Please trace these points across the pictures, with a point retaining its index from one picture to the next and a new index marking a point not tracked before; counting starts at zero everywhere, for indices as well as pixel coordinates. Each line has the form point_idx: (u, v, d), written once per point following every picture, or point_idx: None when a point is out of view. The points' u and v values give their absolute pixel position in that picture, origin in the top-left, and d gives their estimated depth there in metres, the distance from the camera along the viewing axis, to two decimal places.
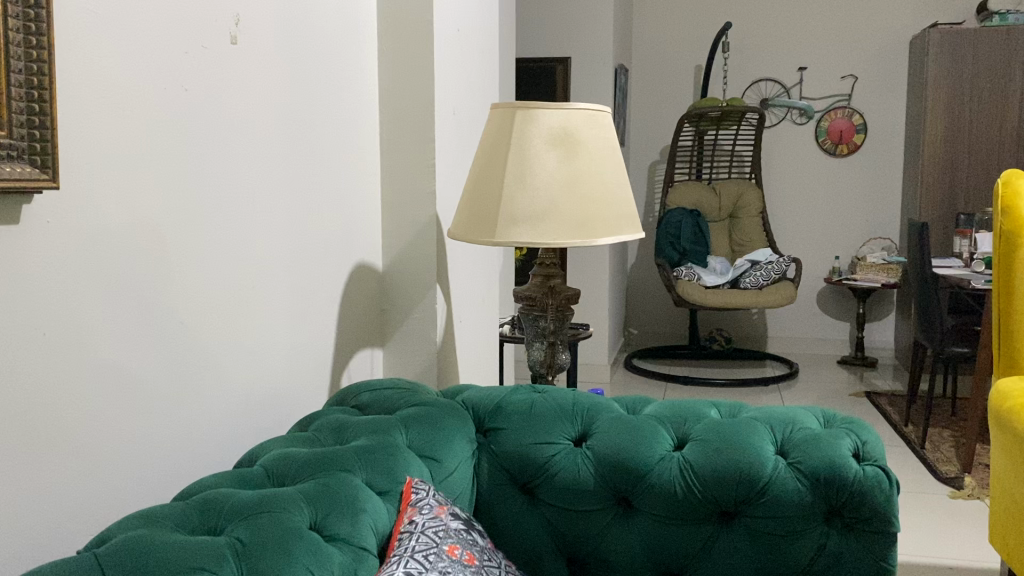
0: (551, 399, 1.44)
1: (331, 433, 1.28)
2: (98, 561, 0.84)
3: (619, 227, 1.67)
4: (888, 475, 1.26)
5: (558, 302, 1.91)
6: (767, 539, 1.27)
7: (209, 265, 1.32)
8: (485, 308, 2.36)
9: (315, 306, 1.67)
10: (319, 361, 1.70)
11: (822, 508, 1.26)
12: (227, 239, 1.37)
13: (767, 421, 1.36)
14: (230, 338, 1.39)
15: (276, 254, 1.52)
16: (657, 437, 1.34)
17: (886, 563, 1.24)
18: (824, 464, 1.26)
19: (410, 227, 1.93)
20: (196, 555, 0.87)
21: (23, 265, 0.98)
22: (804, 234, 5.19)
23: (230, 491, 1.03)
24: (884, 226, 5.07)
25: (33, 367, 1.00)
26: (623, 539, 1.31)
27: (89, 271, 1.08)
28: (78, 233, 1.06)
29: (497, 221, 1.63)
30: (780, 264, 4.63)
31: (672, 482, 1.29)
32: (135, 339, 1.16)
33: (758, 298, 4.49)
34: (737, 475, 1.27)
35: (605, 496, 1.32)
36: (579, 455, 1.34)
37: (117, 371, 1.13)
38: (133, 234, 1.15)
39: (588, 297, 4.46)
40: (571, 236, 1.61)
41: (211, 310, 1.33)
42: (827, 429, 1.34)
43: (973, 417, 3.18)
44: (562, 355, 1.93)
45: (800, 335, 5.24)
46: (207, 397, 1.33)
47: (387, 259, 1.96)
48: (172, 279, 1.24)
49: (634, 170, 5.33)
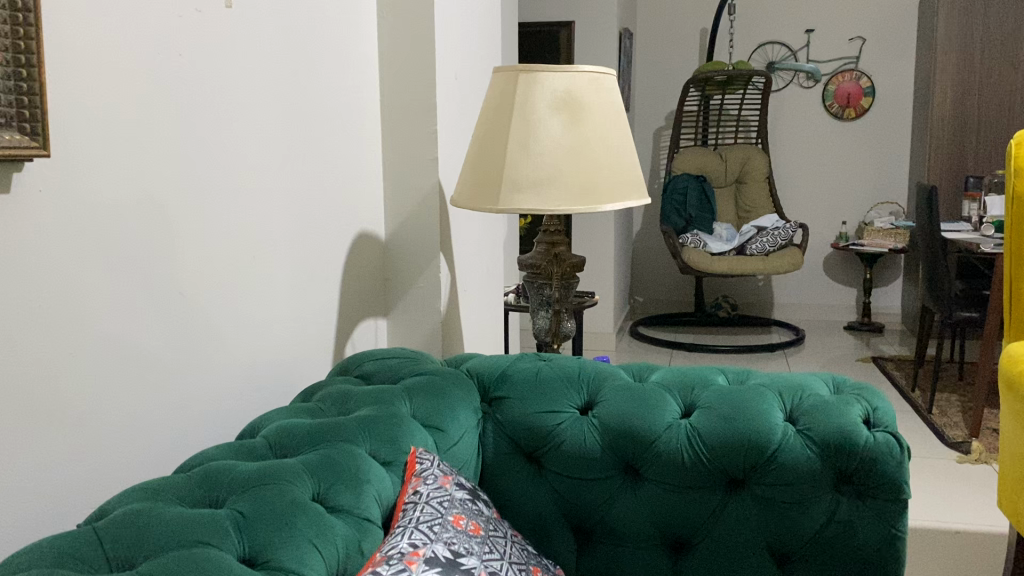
0: (557, 367, 1.42)
1: (334, 403, 1.26)
2: (97, 535, 0.83)
3: (625, 193, 1.64)
4: (899, 441, 1.24)
5: (563, 270, 1.88)
6: (776, 507, 1.26)
7: (208, 235, 1.30)
8: (490, 277, 2.34)
9: (317, 276, 1.65)
10: (322, 332, 1.69)
11: (832, 475, 1.25)
12: (225, 208, 1.34)
13: (776, 387, 1.35)
14: (231, 309, 1.37)
15: (276, 224, 1.50)
16: (664, 405, 1.32)
17: (897, 530, 1.23)
18: (834, 430, 1.24)
19: (413, 194, 1.90)
20: (196, 528, 0.86)
21: (15, 235, 0.96)
22: (811, 199, 5.14)
23: (231, 463, 1.02)
24: (892, 191, 5.02)
25: (28, 339, 0.98)
26: (630, 508, 1.30)
27: (85, 242, 1.06)
28: (71, 202, 1.04)
29: (500, 188, 1.60)
30: (786, 229, 4.59)
31: (680, 450, 1.27)
32: (134, 311, 1.14)
33: (764, 264, 4.46)
34: (745, 441, 1.25)
35: (612, 465, 1.31)
36: (585, 423, 1.33)
37: (116, 344, 1.11)
38: (128, 203, 1.13)
39: (592, 265, 4.44)
40: (578, 202, 1.58)
41: (211, 281, 1.31)
42: (837, 395, 1.32)
43: (980, 382, 3.16)
44: (567, 324, 1.91)
45: (806, 301, 5.21)
46: (209, 368, 1.32)
47: (390, 228, 1.94)
48: (170, 249, 1.21)
49: (640, 136, 5.27)
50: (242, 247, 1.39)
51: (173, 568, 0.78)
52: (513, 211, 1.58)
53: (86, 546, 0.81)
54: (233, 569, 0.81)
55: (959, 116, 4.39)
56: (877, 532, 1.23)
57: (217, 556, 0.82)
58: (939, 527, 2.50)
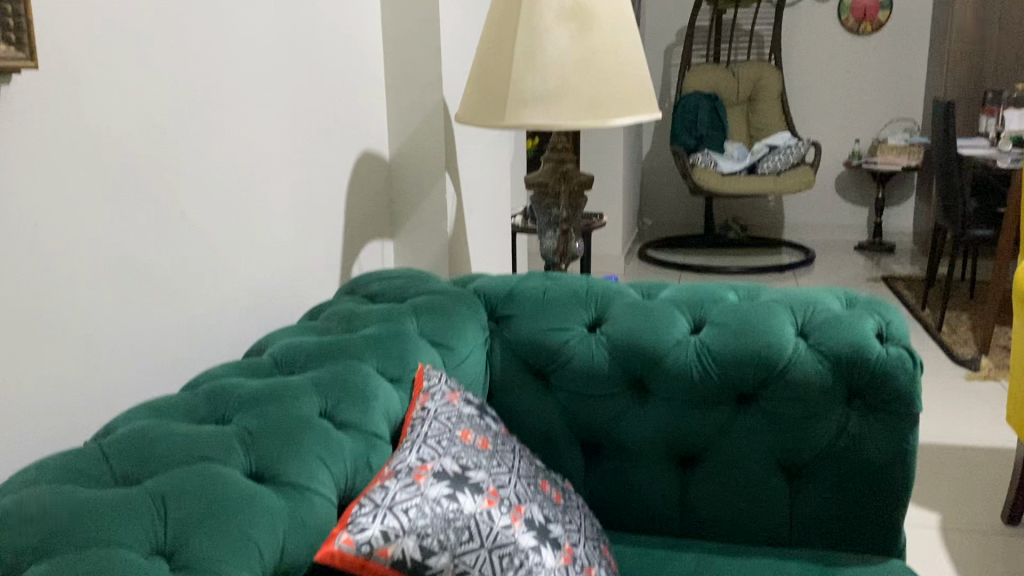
0: (564, 284, 1.40)
1: (340, 322, 1.25)
2: (104, 454, 0.82)
3: (635, 107, 1.59)
4: (912, 355, 1.23)
5: (570, 189, 1.85)
6: (786, 421, 1.25)
7: (208, 153, 1.27)
8: (496, 197, 2.30)
9: (321, 195, 1.62)
10: (327, 252, 1.66)
11: (844, 389, 1.24)
12: (224, 123, 1.30)
13: (788, 302, 1.33)
14: (234, 228, 1.34)
15: (277, 140, 1.46)
16: (674, 321, 1.30)
17: (908, 444, 1.22)
18: (846, 345, 1.23)
19: (417, 111, 1.85)
20: (203, 445, 0.85)
21: (7, 149, 0.93)
22: (825, 117, 5.03)
23: (237, 381, 1.01)
24: (907, 107, 4.91)
25: (28, 260, 0.96)
26: (639, 424, 1.30)
27: (79, 157, 1.02)
28: (62, 115, 1.00)
29: (506, 103, 1.54)
30: (798, 148, 4.51)
31: (689, 366, 1.26)
32: (133, 229, 1.12)
33: (776, 184, 4.39)
34: (756, 356, 1.24)
35: (620, 381, 1.30)
36: (594, 340, 1.32)
37: (116, 263, 1.09)
38: (122, 117, 1.09)
39: (601, 186, 4.38)
40: (584, 117, 1.54)
41: (212, 199, 1.28)
42: (850, 309, 1.30)
43: (992, 301, 3.13)
44: (575, 244, 1.88)
45: (818, 222, 5.16)
46: (213, 288, 1.30)
47: (395, 146, 1.89)
48: (168, 164, 1.18)
49: (650, 53, 5.14)
50: (243, 166, 1.36)
51: (179, 484, 0.77)
52: (519, 126, 1.53)
53: (92, 463, 0.80)
54: (240, 485, 0.80)
55: (980, 27, 4.26)
56: (887, 445, 1.22)
57: (223, 471, 0.81)
58: (947, 444, 2.51)
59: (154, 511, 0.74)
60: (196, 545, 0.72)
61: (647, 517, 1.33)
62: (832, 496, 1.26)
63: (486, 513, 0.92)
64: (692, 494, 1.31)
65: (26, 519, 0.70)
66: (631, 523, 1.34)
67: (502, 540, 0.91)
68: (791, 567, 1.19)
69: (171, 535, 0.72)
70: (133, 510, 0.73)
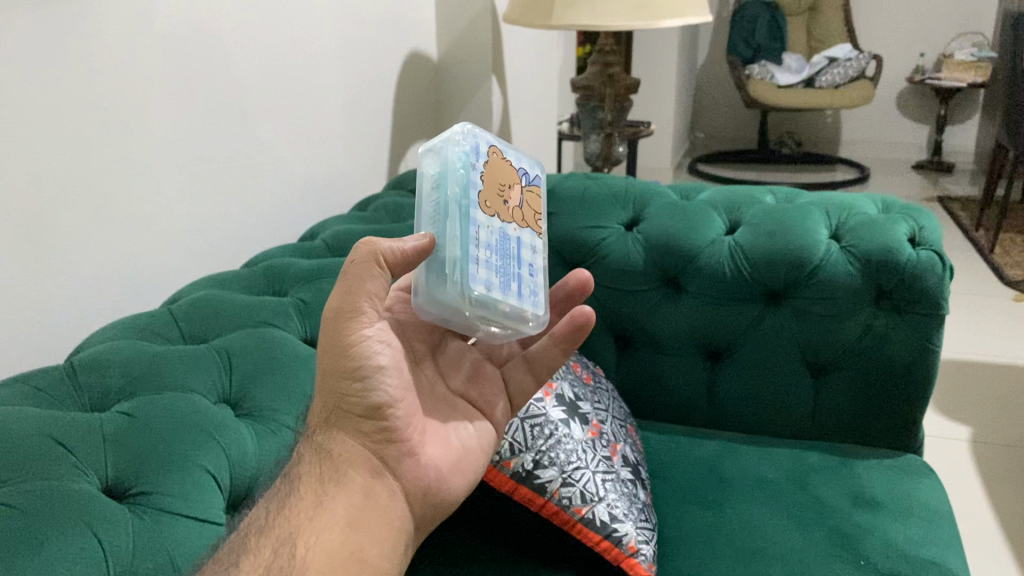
0: (604, 184, 1.43)
1: (388, 212, 1.33)
2: (172, 315, 0.91)
3: (685, 10, 1.72)
4: (943, 259, 1.23)
5: (616, 91, 2.07)
6: (813, 318, 1.27)
7: (256, 29, 1.29)
8: (531, 104, 2.31)
9: (371, 89, 1.68)
10: (372, 148, 1.72)
11: (871, 291, 1.24)
12: (282, 14, 1.35)
13: (823, 206, 1.34)
14: (284, 119, 1.39)
15: (331, 34, 1.51)
16: (709, 223, 1.32)
17: (932, 346, 1.23)
18: (878, 247, 1.23)
19: (466, 12, 1.93)
20: (261, 311, 0.93)
21: (90, 45, 0.98)
22: (890, 19, 4.70)
23: (291, 260, 1.09)
24: (977, 19, 4.54)
25: (113, 132, 1.02)
26: (669, 318, 1.33)
27: (150, 59, 1.08)
28: (132, 20, 1.04)
29: (554, 3, 1.69)
30: (861, 60, 4.23)
31: (721, 264, 1.28)
32: (193, 117, 1.16)
33: (833, 98, 4.13)
34: (787, 254, 1.26)
35: (654, 277, 1.33)
36: (630, 238, 1.34)
37: (177, 150, 1.14)
38: (186, 9, 1.14)
39: (645, 92, 4.22)
40: (636, 16, 1.67)
41: (267, 87, 1.34)
42: (885, 215, 1.30)
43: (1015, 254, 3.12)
44: (618, 148, 2.13)
45: (873, 140, 4.90)
46: (264, 176, 1.35)
47: (444, 47, 1.98)
48: (223, 50, 1.22)
49: None
50: (293, 32, 1.39)
51: (245, 345, 0.86)
52: (565, 26, 1.68)
53: (164, 324, 0.89)
54: (296, 349, 0.89)
55: None
56: (912, 346, 1.23)
57: (281, 335, 0.90)
58: (1002, 363, 2.38)
59: (220, 366, 0.83)
60: (259, 394, 0.82)
61: (674, 407, 1.39)
62: (856, 393, 1.29)
63: None
64: (718, 387, 1.35)
65: (109, 365, 0.78)
66: (655, 412, 1.41)
67: (533, 412, 1.02)
68: (811, 457, 1.26)
69: (236, 383, 0.82)
70: (202, 362, 0.82)
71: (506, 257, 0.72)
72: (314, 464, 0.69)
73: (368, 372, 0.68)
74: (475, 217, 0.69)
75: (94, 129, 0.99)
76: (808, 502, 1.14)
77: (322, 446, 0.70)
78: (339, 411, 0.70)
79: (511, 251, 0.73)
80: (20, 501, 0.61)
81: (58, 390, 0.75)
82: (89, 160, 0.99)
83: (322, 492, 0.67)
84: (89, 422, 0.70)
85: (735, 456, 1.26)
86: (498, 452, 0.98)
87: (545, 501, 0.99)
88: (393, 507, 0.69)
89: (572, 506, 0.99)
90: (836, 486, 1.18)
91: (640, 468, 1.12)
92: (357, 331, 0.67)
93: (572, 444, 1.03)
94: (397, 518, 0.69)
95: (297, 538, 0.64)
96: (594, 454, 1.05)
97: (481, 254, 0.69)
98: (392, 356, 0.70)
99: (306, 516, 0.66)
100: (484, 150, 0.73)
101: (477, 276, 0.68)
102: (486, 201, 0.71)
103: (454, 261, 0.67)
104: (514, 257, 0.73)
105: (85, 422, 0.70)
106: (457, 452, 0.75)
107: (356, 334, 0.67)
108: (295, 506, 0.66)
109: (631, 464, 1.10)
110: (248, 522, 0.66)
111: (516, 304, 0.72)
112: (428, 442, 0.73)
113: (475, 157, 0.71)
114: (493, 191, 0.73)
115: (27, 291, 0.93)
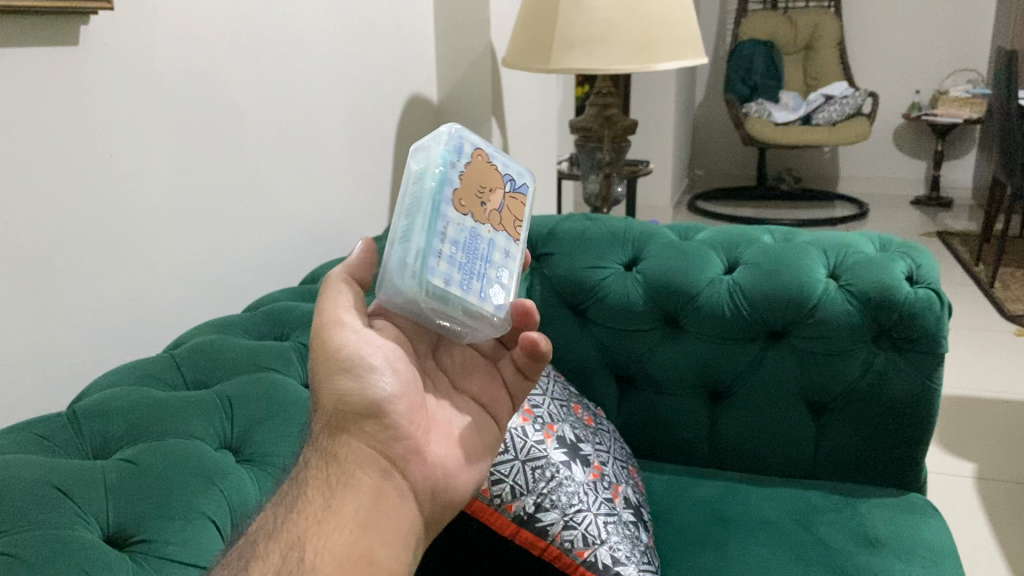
0: (603, 224, 1.44)
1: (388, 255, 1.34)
2: (174, 360, 0.91)
3: (681, 53, 1.75)
4: (941, 297, 1.23)
5: (614, 132, 2.10)
6: (814, 357, 1.27)
7: (258, 76, 1.32)
8: (531, 145, 2.34)
9: (372, 133, 1.70)
10: (374, 191, 1.74)
11: (870, 329, 1.25)
12: (284, 63, 1.38)
13: (820, 245, 1.35)
14: (286, 164, 1.41)
15: (332, 82, 1.54)
16: (708, 262, 1.33)
17: (933, 384, 1.23)
18: (876, 286, 1.24)
19: (465, 57, 1.96)
20: (263, 356, 0.94)
21: (95, 96, 1.00)
22: (885, 57, 4.75)
23: (292, 304, 1.09)
24: (970, 56, 4.60)
25: (117, 179, 1.04)
26: (670, 358, 1.33)
27: (154, 108, 1.10)
28: (137, 71, 1.07)
29: (552, 48, 1.72)
30: (856, 98, 4.28)
31: (721, 303, 1.29)
32: (195, 164, 1.18)
33: (830, 135, 4.17)
34: (786, 293, 1.26)
35: (654, 317, 1.33)
36: (629, 278, 1.35)
37: (181, 196, 1.16)
38: (190, 60, 1.16)
39: (644, 131, 4.26)
40: (634, 60, 1.70)
41: (269, 133, 1.36)
42: (882, 253, 1.31)
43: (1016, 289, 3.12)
44: (617, 188, 2.15)
45: (871, 176, 4.93)
46: (266, 219, 1.37)
47: (444, 91, 2.01)
48: (226, 98, 1.24)
49: None
50: (295, 78, 1.41)
51: (246, 390, 0.86)
52: (563, 70, 1.71)
53: (166, 369, 0.89)
54: (297, 393, 0.89)
55: None
56: (912, 384, 1.24)
57: (282, 380, 0.90)
58: (1004, 399, 2.37)
59: (222, 412, 0.83)
60: (260, 439, 0.82)
61: (676, 447, 1.39)
62: (858, 431, 1.29)
63: (520, 428, 1.03)
64: (720, 426, 1.35)
65: (110, 411, 0.78)
66: (656, 452, 1.41)
67: (535, 454, 1.02)
68: (813, 496, 1.26)
69: (237, 428, 0.83)
70: (204, 408, 0.82)
71: (473, 255, 0.71)
72: (321, 466, 0.67)
73: (360, 373, 0.68)
74: (445, 213, 0.69)
75: (98, 176, 1.01)
76: (811, 543, 1.14)
77: (327, 449, 0.68)
78: (342, 411, 0.68)
79: (479, 250, 0.72)
80: (22, 550, 0.61)
81: (61, 437, 0.75)
82: (93, 206, 1.01)
83: (330, 494, 0.66)
84: (91, 469, 0.70)
85: (737, 497, 1.26)
86: (500, 496, 0.98)
87: (547, 544, 0.99)
88: (401, 508, 0.68)
89: (574, 549, 0.99)
90: (840, 527, 1.17)
91: (642, 509, 1.12)
92: (339, 338, 0.69)
93: (574, 486, 1.03)
94: (406, 519, 0.68)
95: (307, 542, 0.62)
96: (596, 496, 1.05)
97: (444, 248, 0.68)
98: (384, 357, 0.70)
99: (315, 518, 0.64)
100: (470, 150, 0.73)
101: (436, 269, 0.67)
102: (461, 200, 0.71)
103: (417, 252, 0.67)
104: (482, 258, 0.72)
105: (87, 469, 0.70)
106: (460, 448, 0.75)
107: (338, 341, 0.68)
108: (305, 508, 0.64)
109: (633, 506, 1.10)
110: (257, 530, 0.64)
111: (476, 304, 0.70)
112: (431, 440, 0.72)
113: (456, 157, 0.72)
114: (470, 191, 0.73)
115: (30, 337, 0.93)
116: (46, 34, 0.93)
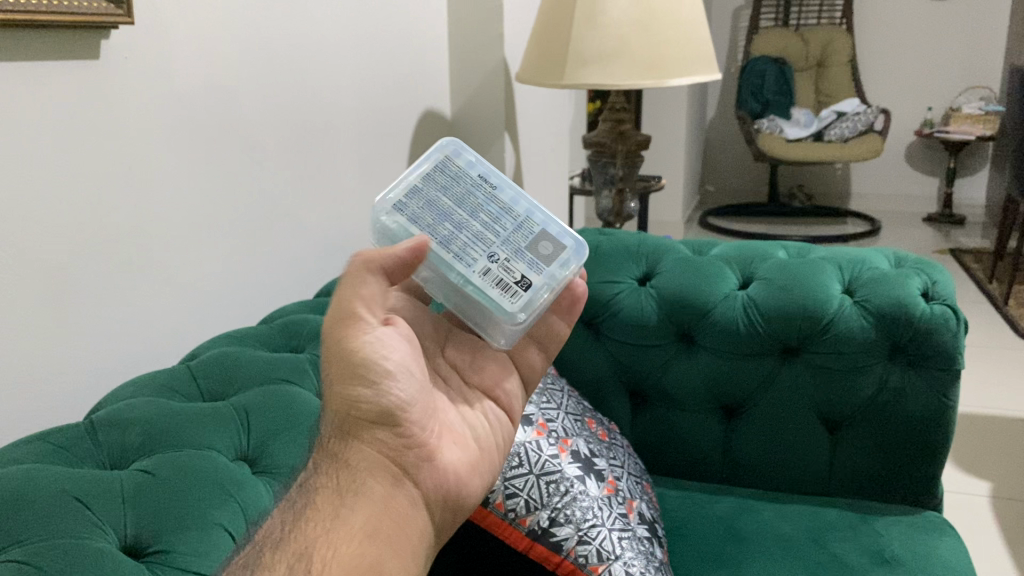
0: (616, 239, 1.44)
1: None
2: (191, 371, 0.92)
3: (695, 68, 1.75)
4: (957, 313, 1.23)
5: (627, 148, 2.10)
6: (828, 373, 1.27)
7: (273, 91, 1.33)
8: (543, 160, 2.35)
9: (386, 147, 1.71)
10: None
11: (886, 345, 1.24)
12: (300, 78, 1.39)
13: (836, 262, 1.34)
14: (301, 179, 1.42)
15: (348, 96, 1.55)
16: (722, 277, 1.33)
17: (949, 401, 1.23)
18: (891, 302, 1.23)
19: (479, 72, 1.97)
20: (279, 367, 0.94)
21: (113, 109, 1.01)
22: (897, 74, 4.75)
23: (309, 316, 1.10)
24: (983, 74, 4.59)
25: (133, 191, 1.04)
26: (684, 373, 1.33)
27: (171, 122, 1.11)
28: (154, 85, 1.08)
29: (565, 63, 1.73)
30: (868, 114, 4.27)
31: (735, 318, 1.29)
32: (211, 177, 1.19)
33: (843, 152, 4.16)
34: (800, 310, 1.26)
35: (668, 332, 1.33)
36: (643, 293, 1.35)
37: (196, 209, 1.16)
38: (207, 75, 1.17)
39: (656, 146, 4.26)
40: (644, 77, 1.70)
41: (285, 148, 1.37)
42: (898, 270, 1.31)
43: None
44: (630, 203, 2.15)
45: (884, 192, 4.92)
46: (280, 233, 1.37)
47: (458, 106, 2.02)
48: (242, 113, 1.25)
49: (717, 12, 4.91)
50: (310, 94, 1.43)
51: (262, 402, 0.87)
52: (577, 85, 1.72)
53: (183, 381, 0.90)
54: (312, 405, 0.89)
55: None
56: (927, 401, 1.23)
57: (299, 392, 0.91)
58: (1017, 417, 2.35)
59: (238, 423, 0.83)
60: (276, 450, 0.82)
61: (691, 464, 1.38)
62: (872, 449, 1.28)
63: (534, 443, 1.03)
64: (734, 443, 1.35)
65: (129, 422, 0.79)
66: (671, 468, 1.40)
67: (549, 468, 1.02)
68: (829, 513, 1.25)
69: (254, 440, 0.83)
70: (221, 419, 0.82)
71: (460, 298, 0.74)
72: (331, 475, 0.67)
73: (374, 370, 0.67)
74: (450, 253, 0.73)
75: (116, 187, 1.02)
76: (828, 559, 1.13)
77: (339, 458, 0.67)
78: (354, 416, 0.67)
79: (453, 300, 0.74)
80: (38, 559, 0.61)
81: (78, 446, 0.76)
82: (111, 219, 1.01)
83: (340, 504, 0.64)
84: (110, 478, 0.71)
85: (752, 513, 1.25)
86: (514, 510, 0.98)
87: (561, 559, 0.98)
88: (413, 517, 0.67)
89: (589, 564, 0.98)
90: (855, 544, 1.17)
91: (657, 526, 1.11)
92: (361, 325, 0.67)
93: (588, 500, 1.02)
94: (417, 527, 0.67)
95: (313, 553, 0.61)
96: (611, 510, 1.04)
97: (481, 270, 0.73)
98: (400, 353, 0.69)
99: (322, 528, 0.63)
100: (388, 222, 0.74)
101: None
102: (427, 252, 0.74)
103: None
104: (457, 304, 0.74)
105: (107, 479, 0.70)
106: (476, 452, 0.74)
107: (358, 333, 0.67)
108: (312, 518, 0.63)
109: (647, 522, 1.09)
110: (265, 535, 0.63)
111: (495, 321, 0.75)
112: (447, 445, 0.71)
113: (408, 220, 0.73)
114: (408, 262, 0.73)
115: (49, 347, 0.94)
116: (65, 48, 0.94)
